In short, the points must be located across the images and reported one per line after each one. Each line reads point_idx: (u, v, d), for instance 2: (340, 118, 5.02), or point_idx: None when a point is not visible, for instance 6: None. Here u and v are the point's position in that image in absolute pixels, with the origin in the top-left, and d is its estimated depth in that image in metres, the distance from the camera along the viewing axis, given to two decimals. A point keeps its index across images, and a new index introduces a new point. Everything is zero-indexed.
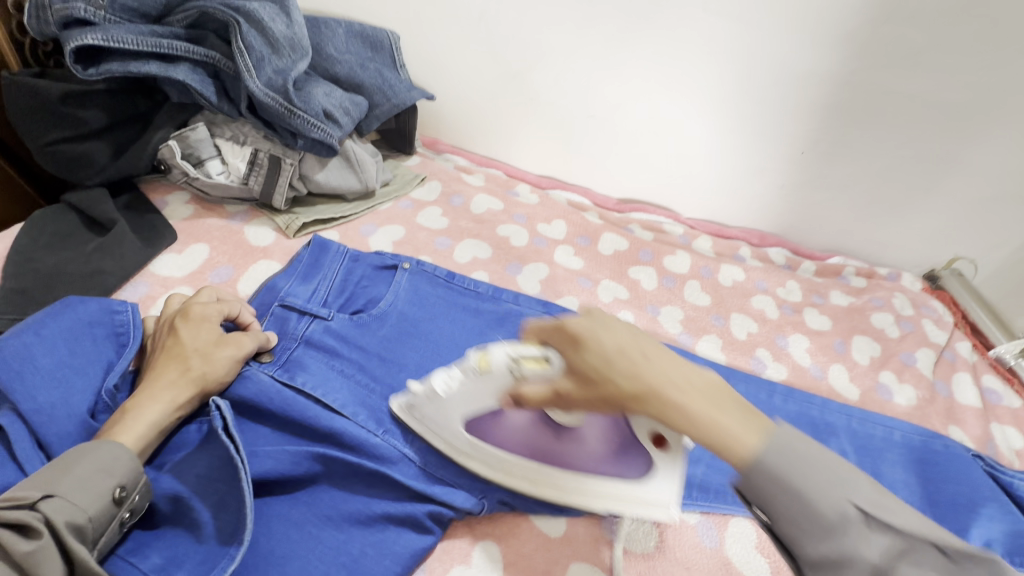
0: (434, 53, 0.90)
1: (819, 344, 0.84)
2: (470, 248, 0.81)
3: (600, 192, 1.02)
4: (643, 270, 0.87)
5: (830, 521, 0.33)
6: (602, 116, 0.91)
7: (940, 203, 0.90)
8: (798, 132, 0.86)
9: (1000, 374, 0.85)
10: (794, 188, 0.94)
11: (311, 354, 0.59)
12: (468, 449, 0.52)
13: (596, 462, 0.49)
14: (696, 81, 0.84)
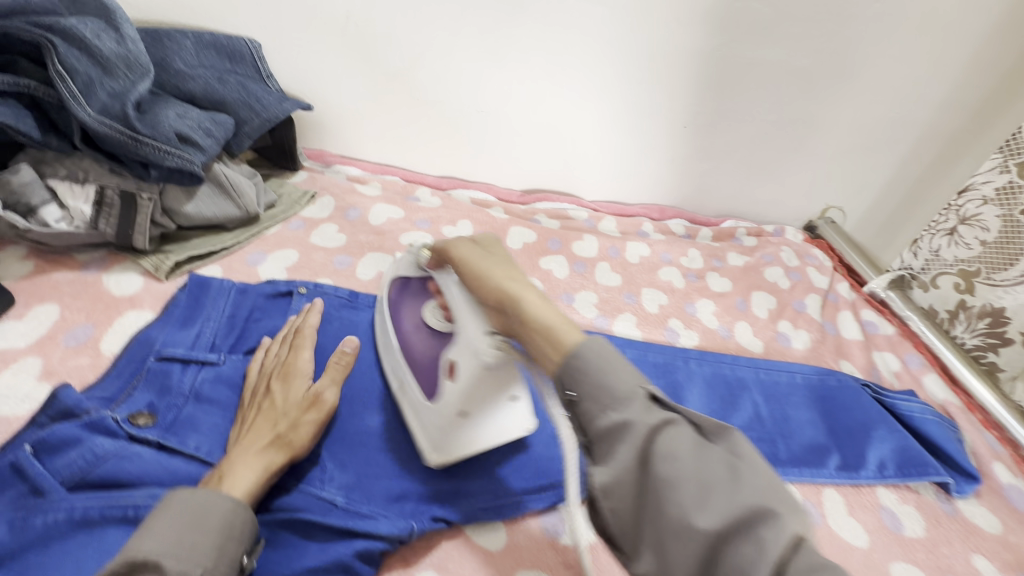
0: (305, 61, 0.83)
1: (723, 305, 0.89)
2: (373, 262, 0.77)
3: (503, 186, 1.01)
4: (553, 260, 0.88)
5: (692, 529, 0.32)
6: (491, 110, 0.90)
7: (806, 160, 0.99)
8: (678, 108, 0.90)
9: (874, 306, 0.95)
10: (682, 161, 0.99)
11: (204, 410, 0.52)
12: (382, 309, 0.63)
13: (415, 369, 0.55)
14: (579, 65, 0.84)
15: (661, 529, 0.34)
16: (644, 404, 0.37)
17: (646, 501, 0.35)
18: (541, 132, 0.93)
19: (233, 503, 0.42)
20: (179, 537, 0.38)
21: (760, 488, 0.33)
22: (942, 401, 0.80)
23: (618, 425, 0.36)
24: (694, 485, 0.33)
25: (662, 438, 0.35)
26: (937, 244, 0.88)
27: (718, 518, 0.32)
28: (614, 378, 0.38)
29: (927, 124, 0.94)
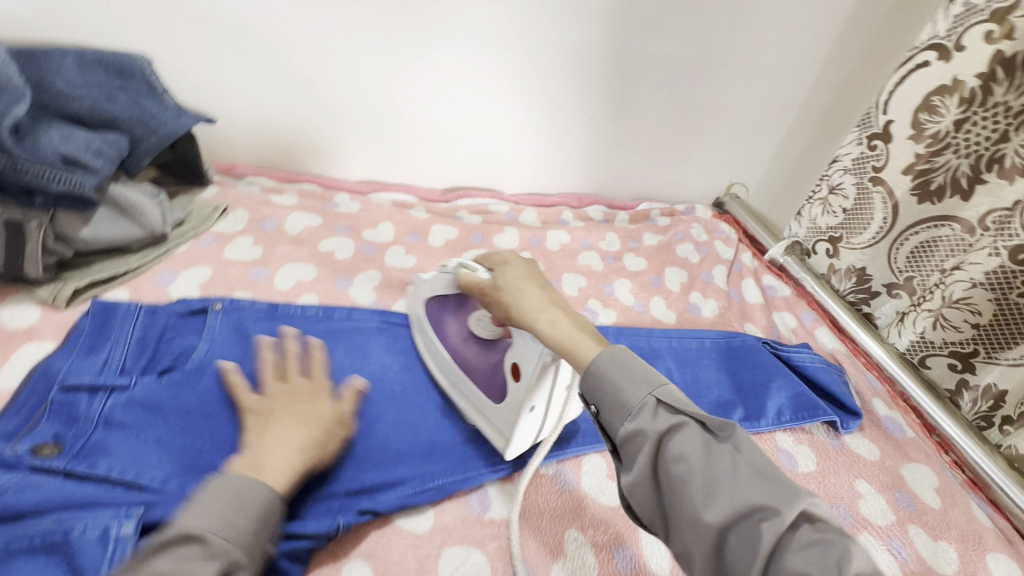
0: (202, 71, 0.81)
1: (639, 283, 0.95)
2: (292, 272, 0.77)
3: (424, 186, 1.03)
4: (476, 253, 0.91)
5: (631, 403, 0.44)
6: (407, 113, 0.91)
7: (705, 143, 1.07)
8: (584, 100, 0.95)
9: (773, 271, 1.04)
10: (595, 151, 1.04)
11: (116, 433, 0.51)
12: (416, 325, 0.70)
13: (482, 372, 0.61)
14: (483, 63, 0.87)
15: (680, 520, 0.40)
16: (656, 412, 0.44)
17: (666, 499, 0.42)
18: (456, 131, 0.95)
19: (269, 492, 0.45)
20: (220, 519, 0.41)
21: (753, 477, 0.39)
22: (831, 352, 0.90)
23: (636, 433, 0.43)
24: (699, 476, 0.40)
25: (674, 439, 0.42)
26: (814, 212, 0.97)
27: (721, 510, 0.38)
28: (626, 390, 0.45)
29: (804, 103, 1.03)
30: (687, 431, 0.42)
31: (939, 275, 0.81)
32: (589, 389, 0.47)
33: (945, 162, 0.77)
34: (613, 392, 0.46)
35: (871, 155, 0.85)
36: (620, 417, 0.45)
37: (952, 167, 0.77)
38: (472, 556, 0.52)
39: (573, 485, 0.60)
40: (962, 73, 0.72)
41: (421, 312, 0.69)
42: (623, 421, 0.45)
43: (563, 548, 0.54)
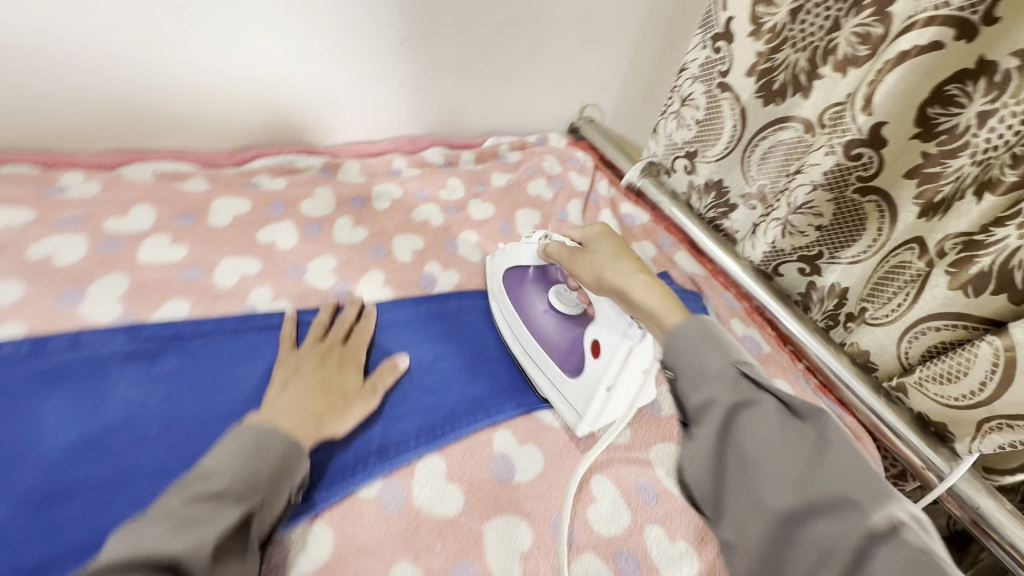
0: (13, 38, 0.67)
1: (486, 233, 0.91)
2: (106, 291, 0.63)
3: (207, 150, 0.88)
4: (278, 229, 0.78)
5: (710, 372, 0.47)
6: (271, 67, 0.83)
7: (555, 37, 1.00)
8: (387, 17, 0.84)
9: (694, 255, 0.98)
10: (417, 81, 0.95)
11: None
12: (494, 291, 0.76)
13: (555, 352, 0.66)
14: (272, 22, 0.78)
15: (738, 479, 0.43)
16: (736, 383, 0.46)
17: (725, 471, 0.45)
18: (246, 74, 0.82)
19: (286, 442, 0.48)
20: (242, 463, 0.45)
21: (832, 476, 0.40)
22: (762, 352, 0.84)
23: (705, 404, 0.46)
24: (773, 458, 0.42)
25: (746, 413, 0.45)
26: (772, 234, 0.85)
27: (792, 496, 0.40)
28: (708, 359, 0.48)
29: (644, 6, 1.02)
30: (766, 409, 0.44)
31: (903, 301, 0.72)
32: (683, 365, 0.49)
33: (957, 167, 0.63)
34: (701, 365, 0.48)
35: (835, 134, 0.71)
36: (695, 385, 0.48)
37: (964, 175, 0.62)
38: None
39: (404, 501, 0.54)
40: (989, 52, 0.57)
41: (500, 282, 0.75)
42: (696, 389, 0.47)
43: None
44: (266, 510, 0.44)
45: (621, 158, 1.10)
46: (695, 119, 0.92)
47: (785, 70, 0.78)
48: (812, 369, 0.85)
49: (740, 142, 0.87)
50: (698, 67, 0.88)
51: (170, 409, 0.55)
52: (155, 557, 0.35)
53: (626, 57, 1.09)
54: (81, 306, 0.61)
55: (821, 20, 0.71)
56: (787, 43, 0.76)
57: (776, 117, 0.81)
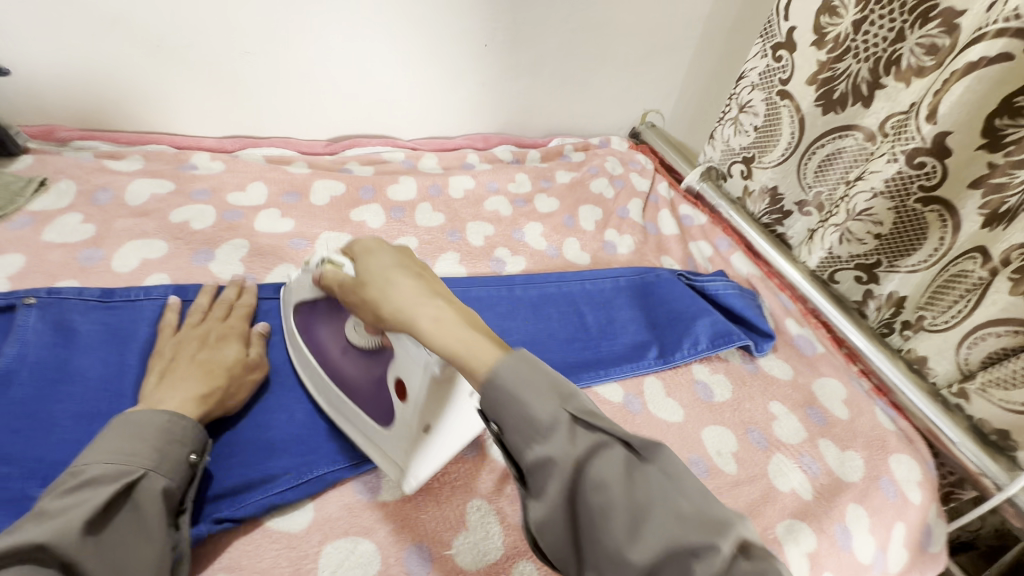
0: (167, 34, 0.79)
1: (551, 225, 0.97)
2: (231, 255, 0.74)
3: (306, 139, 0.99)
4: (367, 210, 0.88)
5: (542, 423, 0.36)
6: (367, 68, 0.92)
7: (623, 45, 1.06)
8: (472, 25, 0.93)
9: (750, 256, 1.00)
10: (493, 83, 1.03)
11: (29, 437, 0.50)
12: (293, 332, 0.63)
13: (363, 393, 0.56)
14: (373, 27, 0.87)
15: (595, 547, 0.34)
16: (570, 431, 0.36)
17: (581, 532, 0.35)
18: (346, 73, 0.92)
19: (169, 415, 0.47)
20: (116, 446, 0.44)
21: (683, 516, 0.32)
22: (815, 352, 0.86)
23: (544, 459, 0.35)
24: (627, 516, 0.33)
25: (592, 464, 0.35)
26: (830, 240, 0.87)
27: (651, 548, 0.32)
28: (533, 405, 0.37)
29: (711, 17, 1.06)
30: (613, 452, 0.35)
31: (962, 308, 0.73)
32: (513, 416, 0.37)
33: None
34: (529, 415, 0.37)
35: (899, 142, 0.73)
36: (527, 440, 0.36)
37: None
38: (359, 547, 0.50)
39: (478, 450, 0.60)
40: None
41: (293, 322, 0.63)
42: (530, 444, 0.36)
43: (464, 521, 0.54)
44: (166, 470, 0.45)
45: (681, 161, 1.14)
46: (753, 125, 0.95)
47: (846, 79, 0.80)
48: (866, 373, 0.86)
49: (798, 149, 0.89)
50: (756, 75, 0.91)
51: (281, 353, 0.64)
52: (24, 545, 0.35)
53: (690, 64, 1.14)
54: (212, 264, 0.72)
55: (885, 30, 0.74)
56: (849, 52, 0.78)
57: (837, 125, 0.83)
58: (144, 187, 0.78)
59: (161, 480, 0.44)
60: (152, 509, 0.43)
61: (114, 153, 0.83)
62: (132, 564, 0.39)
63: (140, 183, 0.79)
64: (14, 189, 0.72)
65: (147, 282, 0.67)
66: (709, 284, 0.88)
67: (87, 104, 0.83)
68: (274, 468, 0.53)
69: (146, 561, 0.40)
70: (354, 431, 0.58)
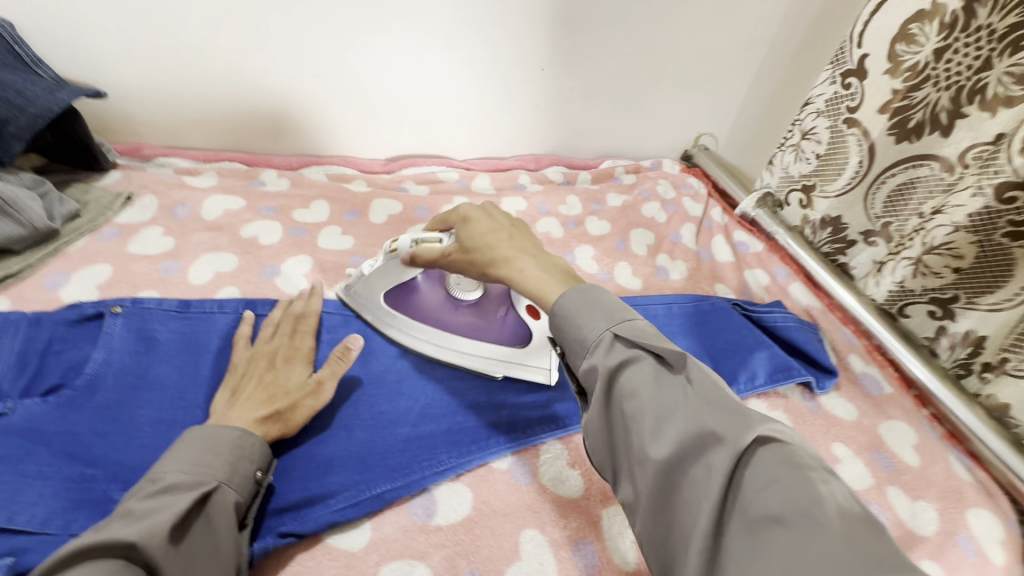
0: (246, 59, 0.84)
1: (602, 248, 0.97)
2: (295, 270, 0.77)
3: (366, 158, 1.02)
4: (423, 229, 0.90)
5: (590, 341, 0.44)
6: (426, 91, 0.95)
7: (680, 69, 1.04)
8: (531, 51, 0.94)
9: (810, 287, 0.97)
10: (548, 105, 1.04)
11: (112, 442, 0.53)
12: (387, 317, 0.69)
13: (475, 338, 0.67)
14: (435, 51, 0.90)
15: (629, 440, 0.40)
16: (613, 348, 0.43)
17: (618, 429, 0.42)
18: (407, 95, 0.95)
19: (239, 430, 0.50)
20: (193, 460, 0.47)
21: (696, 412, 0.38)
22: (882, 392, 0.81)
23: (590, 371, 0.43)
24: (653, 414, 0.39)
25: (626, 374, 0.42)
26: (901, 273, 0.83)
27: (670, 441, 0.37)
28: (586, 329, 0.45)
29: (772, 41, 1.03)
30: (641, 364, 0.42)
31: None
32: (574, 340, 0.45)
33: None
34: (583, 339, 0.45)
35: (985, 174, 0.69)
36: (580, 355, 0.45)
37: None
38: (415, 571, 0.50)
39: (531, 476, 0.60)
40: None
41: (382, 303, 0.69)
42: (582, 359, 0.44)
43: (518, 550, 0.53)
44: (235, 486, 0.47)
45: (735, 186, 1.12)
46: (815, 153, 0.92)
47: (923, 108, 0.76)
48: (938, 416, 0.81)
49: (866, 177, 0.86)
50: (823, 102, 0.88)
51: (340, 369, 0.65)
52: (116, 543, 0.38)
53: (748, 88, 1.11)
54: (278, 279, 0.75)
55: (970, 58, 0.69)
56: (928, 81, 0.75)
57: (910, 155, 0.79)
58: (219, 203, 0.83)
59: (231, 494, 0.47)
60: (221, 523, 0.45)
61: (192, 170, 0.88)
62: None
63: (215, 199, 0.83)
64: (104, 203, 0.78)
65: (219, 295, 0.71)
66: (767, 316, 0.85)
67: (171, 124, 0.89)
68: (337, 483, 0.54)
69: (212, 574, 0.42)
70: (411, 450, 0.59)
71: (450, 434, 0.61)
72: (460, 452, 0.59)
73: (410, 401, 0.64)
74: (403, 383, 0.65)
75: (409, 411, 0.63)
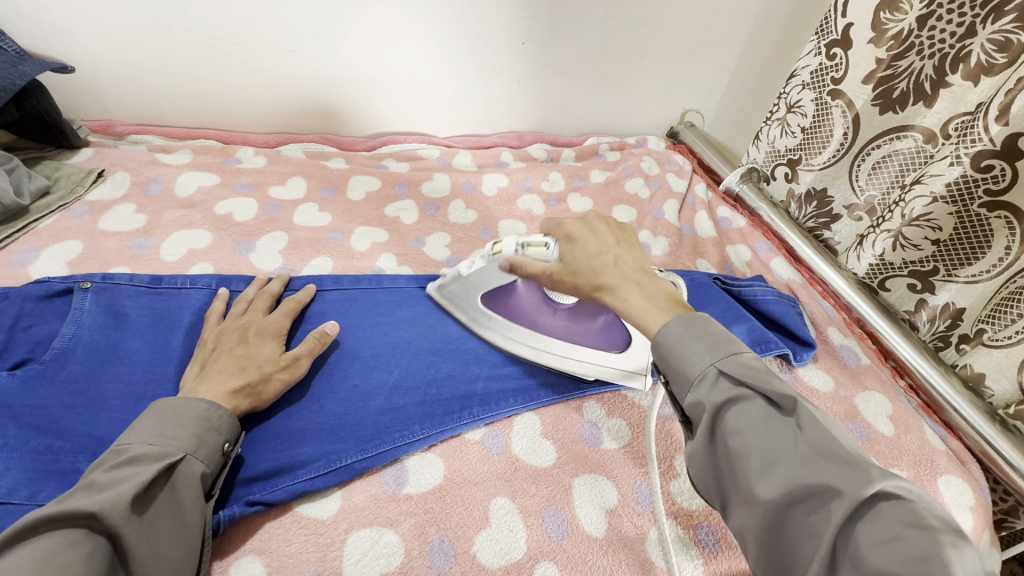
0: (218, 33, 0.82)
1: None
2: (270, 246, 0.76)
3: (345, 135, 1.01)
4: (403, 206, 0.89)
5: (693, 376, 0.43)
6: (406, 67, 0.93)
7: (664, 42, 1.02)
8: (513, 24, 0.92)
9: (791, 262, 0.96)
10: (531, 81, 1.02)
11: (78, 414, 0.53)
12: (484, 321, 0.69)
13: (579, 337, 0.66)
14: (413, 26, 0.88)
15: (735, 477, 0.39)
16: (718, 383, 0.42)
17: (723, 467, 0.40)
18: (386, 72, 0.93)
19: (208, 403, 0.50)
20: (160, 431, 0.47)
21: (809, 459, 0.36)
22: (860, 364, 0.81)
23: (695, 404, 0.42)
24: (760, 455, 0.38)
25: (732, 412, 0.40)
26: (881, 246, 0.83)
27: (778, 484, 0.36)
28: (690, 362, 0.43)
29: (759, 12, 1.01)
30: (749, 404, 0.40)
31: None
32: (679, 374, 0.44)
33: None
34: (685, 369, 0.44)
35: (963, 143, 0.67)
36: (684, 387, 0.44)
37: None
38: (384, 538, 0.50)
39: (504, 447, 0.60)
40: None
41: (480, 305, 0.69)
42: (687, 392, 0.43)
43: (488, 519, 0.54)
44: (203, 456, 0.48)
45: (720, 162, 1.11)
46: (801, 126, 0.91)
47: (908, 77, 0.75)
48: (915, 387, 0.81)
49: (850, 150, 0.85)
50: (808, 74, 0.87)
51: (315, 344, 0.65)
52: (75, 514, 0.38)
53: (734, 62, 1.09)
54: (253, 255, 0.74)
55: (954, 25, 0.69)
56: (912, 49, 0.74)
57: (893, 125, 0.79)
58: (193, 179, 0.82)
59: (198, 465, 0.47)
60: (188, 494, 0.45)
61: (165, 146, 0.87)
62: (165, 546, 0.42)
63: (189, 176, 0.82)
64: (75, 179, 0.77)
65: (192, 271, 0.70)
66: (747, 290, 0.85)
67: (143, 99, 0.88)
68: (309, 454, 0.55)
69: (176, 544, 0.43)
70: (384, 421, 0.59)
71: (424, 406, 0.61)
72: (435, 424, 0.60)
73: (387, 373, 0.64)
74: (378, 356, 0.65)
75: (384, 385, 0.63)
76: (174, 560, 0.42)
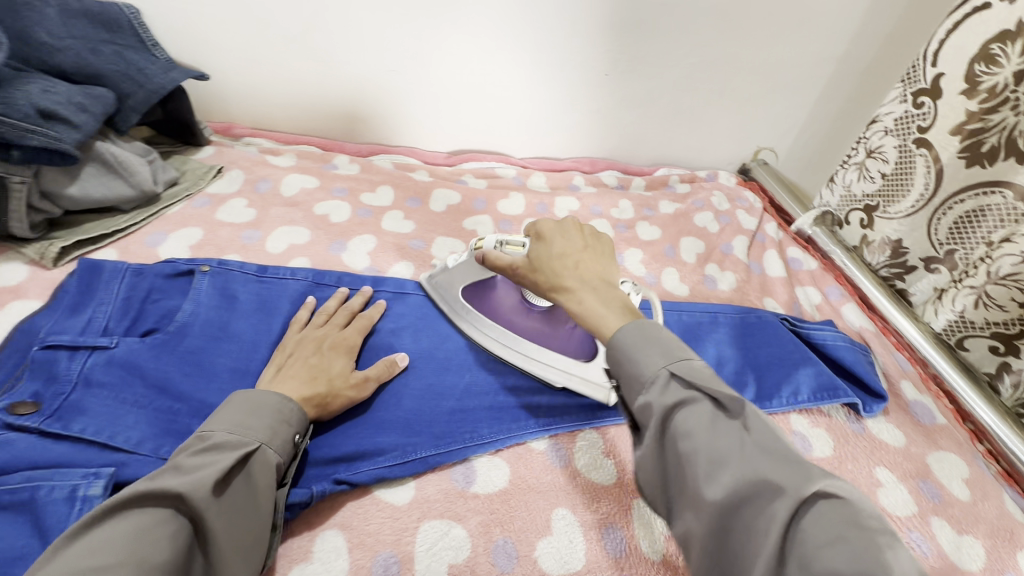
0: (331, 51, 0.91)
1: (652, 253, 0.98)
2: (359, 248, 0.82)
3: (428, 149, 1.07)
4: (479, 220, 0.94)
5: (645, 377, 0.42)
6: (493, 91, 0.99)
7: (745, 81, 1.04)
8: (599, 57, 0.97)
9: (864, 309, 0.94)
10: (609, 111, 1.06)
11: (194, 382, 0.59)
12: (462, 311, 0.72)
13: (543, 338, 0.68)
14: (504, 54, 0.94)
15: (682, 480, 0.39)
16: (668, 385, 0.41)
17: (671, 470, 0.40)
18: (474, 95, 0.99)
19: (281, 397, 0.53)
20: (237, 421, 0.49)
21: (756, 460, 0.37)
22: (934, 422, 0.78)
23: (643, 406, 0.42)
24: (708, 457, 0.38)
25: (682, 415, 0.40)
26: (963, 302, 0.80)
27: (725, 486, 0.36)
28: (641, 363, 0.43)
29: (845, 56, 1.01)
30: (699, 406, 0.40)
31: None
32: (630, 377, 0.43)
33: None
34: (637, 372, 0.43)
35: None
36: (634, 390, 0.43)
37: None
38: (452, 531, 0.54)
39: (566, 460, 0.62)
40: None
41: (460, 297, 0.72)
42: (636, 394, 0.43)
43: (549, 528, 0.55)
44: (273, 449, 0.50)
45: (793, 202, 1.10)
46: (882, 172, 0.90)
47: (999, 132, 0.73)
48: (994, 454, 0.77)
49: (931, 202, 0.84)
50: (892, 120, 0.87)
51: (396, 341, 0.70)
52: (163, 493, 0.40)
53: (815, 103, 1.09)
54: (344, 254, 0.81)
55: None
56: (1005, 104, 0.72)
57: (981, 180, 0.77)
58: (296, 180, 0.90)
59: (270, 455, 0.50)
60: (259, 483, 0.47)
61: (273, 149, 0.96)
62: (237, 531, 0.44)
63: (293, 178, 0.90)
64: (199, 173, 0.86)
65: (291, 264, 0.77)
66: (815, 334, 0.84)
67: (260, 106, 0.97)
68: (389, 443, 0.59)
69: (246, 530, 0.45)
70: (458, 420, 0.63)
71: (494, 411, 0.64)
72: (503, 429, 0.63)
73: (462, 376, 0.68)
74: (452, 360, 0.69)
75: (456, 387, 0.66)
76: (244, 544, 0.44)
